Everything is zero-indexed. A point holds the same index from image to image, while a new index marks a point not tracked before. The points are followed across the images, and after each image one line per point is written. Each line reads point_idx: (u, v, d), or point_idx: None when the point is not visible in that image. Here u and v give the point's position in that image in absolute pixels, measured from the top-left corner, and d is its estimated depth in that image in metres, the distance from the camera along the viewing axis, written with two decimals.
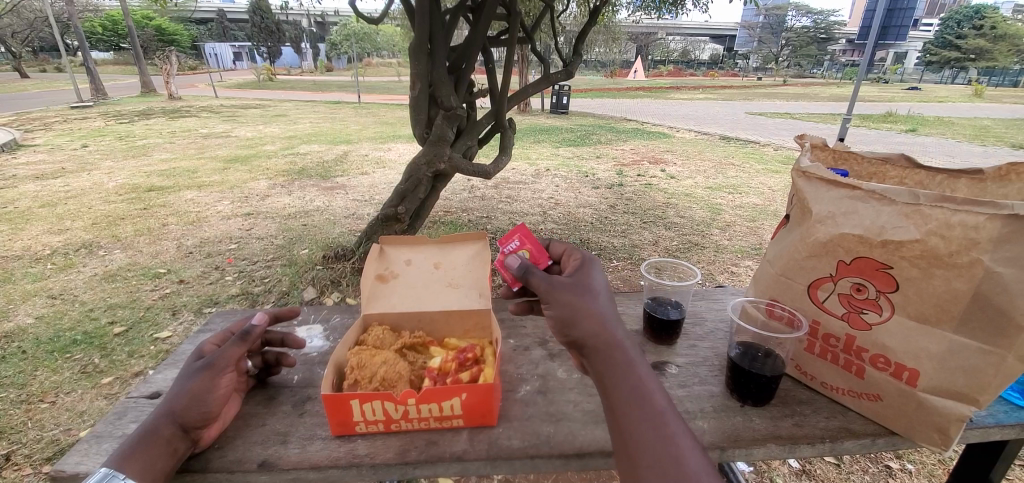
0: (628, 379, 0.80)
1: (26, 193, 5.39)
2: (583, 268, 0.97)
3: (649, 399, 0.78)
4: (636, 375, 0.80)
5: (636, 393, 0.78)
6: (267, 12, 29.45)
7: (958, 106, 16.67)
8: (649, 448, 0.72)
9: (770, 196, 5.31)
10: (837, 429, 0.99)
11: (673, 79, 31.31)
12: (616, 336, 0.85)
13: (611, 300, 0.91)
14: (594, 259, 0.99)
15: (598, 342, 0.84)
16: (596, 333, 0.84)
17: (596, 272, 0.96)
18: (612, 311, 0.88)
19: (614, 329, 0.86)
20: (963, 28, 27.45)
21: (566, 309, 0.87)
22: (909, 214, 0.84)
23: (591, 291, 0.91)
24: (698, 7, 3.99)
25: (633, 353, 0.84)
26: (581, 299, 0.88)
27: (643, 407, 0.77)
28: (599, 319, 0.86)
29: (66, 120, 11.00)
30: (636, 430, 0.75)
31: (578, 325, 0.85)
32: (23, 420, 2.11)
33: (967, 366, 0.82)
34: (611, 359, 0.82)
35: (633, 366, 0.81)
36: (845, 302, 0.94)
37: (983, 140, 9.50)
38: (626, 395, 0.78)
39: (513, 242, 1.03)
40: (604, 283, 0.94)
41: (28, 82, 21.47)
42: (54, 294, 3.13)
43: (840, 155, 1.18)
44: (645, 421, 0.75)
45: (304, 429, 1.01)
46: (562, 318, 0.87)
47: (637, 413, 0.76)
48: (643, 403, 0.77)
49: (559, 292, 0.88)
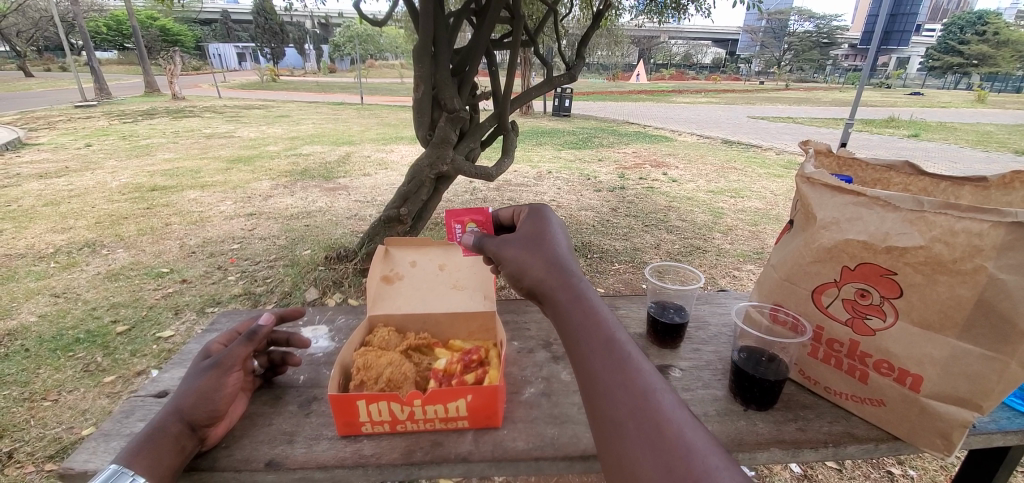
0: (580, 313, 0.80)
1: (29, 192, 5.41)
2: (529, 220, 1.00)
3: (604, 329, 0.77)
4: (587, 307, 0.81)
5: (588, 324, 0.78)
6: (271, 14, 29.58)
7: (961, 111, 16.65)
8: (609, 377, 0.71)
9: (772, 201, 5.30)
10: (840, 433, 0.99)
11: (675, 82, 31.36)
12: (564, 274, 0.86)
13: (560, 244, 0.93)
14: (542, 209, 1.02)
15: (548, 286, 0.86)
16: (543, 279, 0.87)
17: (542, 221, 0.99)
18: (559, 253, 0.91)
19: (561, 268, 0.88)
20: (967, 34, 27.42)
21: (514, 265, 0.92)
22: (913, 221, 0.85)
23: (536, 241, 0.94)
24: (701, 12, 4.00)
25: (585, 288, 0.85)
26: (526, 251, 0.92)
27: (598, 337, 0.76)
28: (544, 264, 0.89)
29: (71, 119, 11.06)
30: (595, 362, 0.74)
31: (526, 274, 0.90)
32: (25, 418, 2.12)
33: (970, 371, 0.83)
34: (562, 298, 0.84)
35: (584, 300, 0.82)
36: (849, 307, 0.95)
37: (986, 145, 9.49)
38: (580, 329, 0.78)
39: (457, 224, 1.12)
40: (553, 229, 0.97)
41: (33, 81, 21.57)
42: (57, 293, 3.14)
43: (845, 161, 1.18)
44: (603, 351, 0.74)
45: (310, 429, 1.02)
46: (514, 274, 0.92)
47: (594, 344, 0.76)
48: (600, 333, 0.77)
49: (505, 253, 0.95)
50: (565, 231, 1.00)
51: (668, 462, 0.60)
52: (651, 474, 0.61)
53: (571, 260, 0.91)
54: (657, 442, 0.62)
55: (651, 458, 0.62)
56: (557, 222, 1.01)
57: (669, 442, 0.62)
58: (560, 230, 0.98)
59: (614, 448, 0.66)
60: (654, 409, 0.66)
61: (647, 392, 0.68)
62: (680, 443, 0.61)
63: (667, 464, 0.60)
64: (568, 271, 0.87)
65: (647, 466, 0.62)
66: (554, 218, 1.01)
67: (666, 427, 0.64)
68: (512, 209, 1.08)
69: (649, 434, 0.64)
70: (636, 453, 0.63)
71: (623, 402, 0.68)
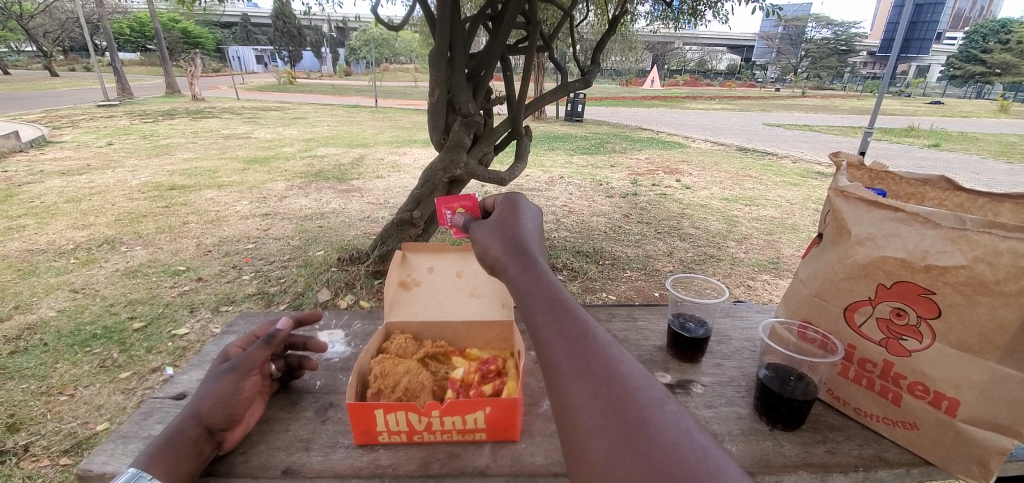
0: (529, 276, 0.79)
1: (52, 189, 5.54)
2: (500, 206, 1.01)
3: (551, 287, 0.76)
4: (538, 271, 0.79)
5: (536, 284, 0.77)
6: (289, 18, 30.11)
7: (984, 121, 16.29)
8: (549, 324, 0.70)
9: (788, 209, 5.21)
10: (871, 457, 0.96)
11: (689, 88, 31.15)
12: (520, 247, 0.86)
13: (526, 224, 0.93)
14: (513, 193, 1.02)
15: (503, 259, 0.85)
16: (500, 255, 0.87)
17: (511, 204, 0.99)
18: (520, 230, 0.90)
19: (518, 243, 0.86)
20: (990, 43, 26.85)
21: (478, 246, 0.93)
22: (955, 239, 0.81)
23: (502, 223, 0.94)
24: (719, 18, 3.94)
25: (540, 257, 0.84)
26: (488, 233, 0.93)
27: (543, 293, 0.75)
28: (503, 241, 0.89)
29: (93, 118, 11.34)
30: (538, 314, 0.72)
31: (487, 253, 0.89)
32: (43, 412, 2.15)
33: (1011, 397, 0.79)
34: (514, 267, 0.82)
35: (533, 265, 0.81)
36: (884, 327, 0.92)
37: (1010, 156, 9.25)
38: (527, 290, 0.77)
39: (447, 212, 1.18)
40: (521, 211, 0.97)
41: (60, 81, 22.17)
42: (76, 289, 3.20)
43: (876, 175, 1.15)
44: (546, 303, 0.73)
45: (327, 436, 1.01)
46: (479, 253, 0.92)
47: (538, 299, 0.74)
48: (545, 290, 0.75)
49: (473, 236, 0.96)
50: (537, 213, 1.00)
51: (597, 390, 0.61)
52: (582, 402, 0.61)
53: (532, 237, 0.90)
54: (589, 374, 0.62)
55: (583, 389, 0.61)
56: (529, 205, 1.02)
57: (599, 372, 0.62)
58: (530, 212, 0.98)
59: (551, 387, 0.65)
60: (591, 347, 0.65)
61: (585, 334, 0.68)
62: (610, 371, 0.62)
63: (597, 392, 0.60)
64: (524, 243, 0.87)
65: (579, 396, 0.61)
66: (524, 202, 1.01)
67: (597, 359, 0.64)
68: (492, 198, 1.10)
69: (582, 367, 0.63)
70: (570, 387, 0.63)
71: (560, 344, 0.67)
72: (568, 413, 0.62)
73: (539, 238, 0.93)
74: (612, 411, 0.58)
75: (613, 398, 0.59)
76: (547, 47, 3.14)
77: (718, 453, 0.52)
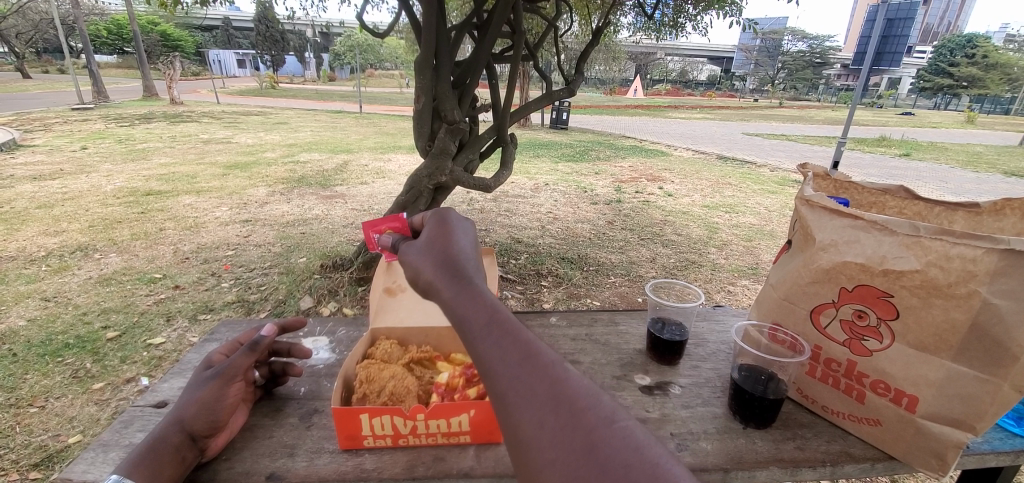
0: (464, 300, 0.72)
1: (23, 194, 5.37)
2: (430, 221, 0.92)
3: (490, 308, 0.70)
4: (474, 292, 0.73)
5: (472, 307, 0.71)
6: (272, 22, 29.78)
7: (950, 132, 16.95)
8: (492, 349, 0.65)
9: (766, 217, 5.35)
10: (838, 453, 1.00)
11: (671, 98, 31.74)
12: (455, 267, 0.78)
13: (459, 242, 0.85)
14: (444, 208, 0.93)
15: (436, 284, 0.77)
16: (432, 277, 0.78)
17: (443, 220, 0.90)
18: (452, 249, 0.82)
19: (450, 264, 0.79)
20: (955, 57, 28.03)
21: (408, 269, 0.84)
22: (910, 245, 0.87)
23: (432, 241, 0.86)
24: (699, 31, 4.07)
25: (475, 279, 0.76)
26: (418, 254, 0.85)
27: (482, 317, 0.69)
28: (434, 262, 0.81)
29: (67, 122, 11.02)
30: (480, 339, 0.67)
31: (419, 276, 0.81)
32: (11, 425, 2.08)
33: (964, 393, 0.85)
34: (448, 292, 0.75)
35: (468, 287, 0.74)
36: (847, 328, 0.97)
37: (976, 166, 9.64)
38: (463, 315, 0.71)
39: (375, 235, 1.08)
40: (455, 228, 0.89)
41: (32, 83, 21.54)
42: (47, 297, 3.11)
43: (841, 184, 1.21)
44: (485, 326, 0.68)
45: (311, 442, 1.01)
46: (410, 277, 0.83)
47: (478, 321, 0.69)
48: (483, 314, 0.69)
49: (404, 257, 0.87)
50: (472, 227, 0.92)
51: (545, 418, 0.58)
52: (532, 431, 0.58)
53: (468, 256, 0.82)
54: (536, 400, 0.59)
55: (532, 417, 0.58)
56: (464, 221, 0.93)
57: (547, 397, 0.59)
58: (464, 227, 0.90)
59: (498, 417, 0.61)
60: (538, 368, 0.62)
61: (530, 356, 0.64)
62: (558, 393, 0.59)
63: (545, 421, 0.58)
64: (460, 264, 0.79)
65: (528, 425, 0.58)
66: (458, 217, 0.93)
67: (546, 382, 0.60)
68: (419, 213, 0.99)
69: (528, 396, 0.60)
70: (519, 416, 0.59)
71: (504, 373, 0.62)
72: (518, 444, 0.58)
73: (477, 255, 0.85)
74: (563, 438, 0.56)
75: (562, 423, 0.57)
76: (531, 56, 3.18)
77: (672, 466, 0.52)
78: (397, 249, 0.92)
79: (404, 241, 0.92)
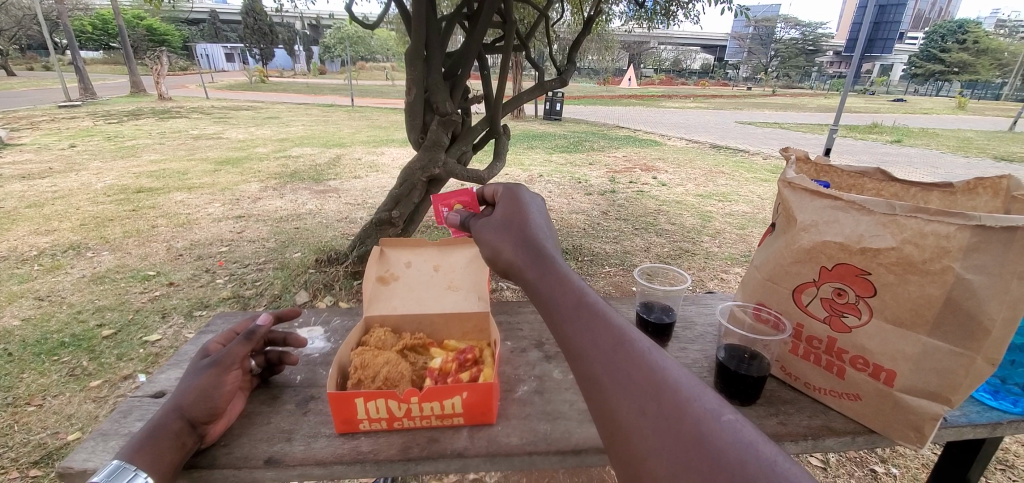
0: (548, 282, 0.76)
1: (11, 193, 5.31)
2: (503, 200, 0.97)
3: (576, 292, 0.73)
4: (556, 274, 0.77)
5: (556, 289, 0.75)
6: (260, 15, 29.31)
7: (943, 118, 17.04)
8: (581, 333, 0.68)
9: (759, 205, 5.39)
10: (819, 427, 1.04)
11: (665, 87, 31.71)
12: (534, 247, 0.82)
13: (535, 221, 0.90)
14: (515, 186, 0.98)
15: (518, 265, 0.82)
16: (514, 258, 0.84)
17: (514, 199, 0.96)
18: (529, 229, 0.87)
19: (529, 244, 0.84)
20: (947, 43, 28.05)
21: (487, 248, 0.90)
22: (886, 224, 0.89)
23: (506, 220, 0.91)
24: (690, 19, 4.07)
25: (556, 259, 0.80)
26: (494, 232, 0.90)
27: (568, 300, 0.72)
28: (513, 243, 0.86)
29: (54, 119, 10.88)
30: (568, 324, 0.70)
31: (499, 255, 0.87)
32: (8, 423, 2.09)
33: (940, 366, 0.88)
34: (531, 272, 0.80)
35: (553, 267, 0.78)
36: (827, 306, 1.00)
37: (966, 151, 9.73)
38: (549, 296, 0.74)
39: (445, 207, 1.19)
40: (527, 206, 0.94)
41: (16, 80, 21.18)
42: (41, 296, 3.11)
43: (822, 168, 1.24)
44: (572, 310, 0.71)
45: (308, 427, 1.04)
46: (488, 256, 0.89)
47: (564, 304, 0.72)
48: (570, 298, 0.72)
49: (481, 235, 0.93)
50: (543, 207, 0.97)
51: (645, 406, 0.58)
52: (632, 418, 0.59)
53: (545, 236, 0.87)
54: (632, 387, 0.60)
55: (630, 405, 0.59)
56: (534, 199, 0.99)
57: (645, 386, 0.60)
58: (535, 206, 0.95)
59: (594, 402, 0.64)
60: (631, 357, 0.63)
61: (621, 342, 0.65)
62: (655, 383, 0.59)
63: (645, 408, 0.58)
64: (538, 245, 0.83)
65: (626, 411, 0.59)
66: (529, 196, 0.98)
67: (641, 371, 0.61)
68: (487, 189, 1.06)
69: (626, 383, 0.61)
70: (615, 402, 0.61)
71: (597, 357, 0.65)
72: (617, 430, 0.60)
73: (551, 234, 0.90)
74: (666, 427, 0.56)
75: (664, 412, 0.57)
76: (523, 46, 3.15)
77: (789, 465, 0.50)
78: (470, 226, 0.99)
79: (477, 219, 0.99)
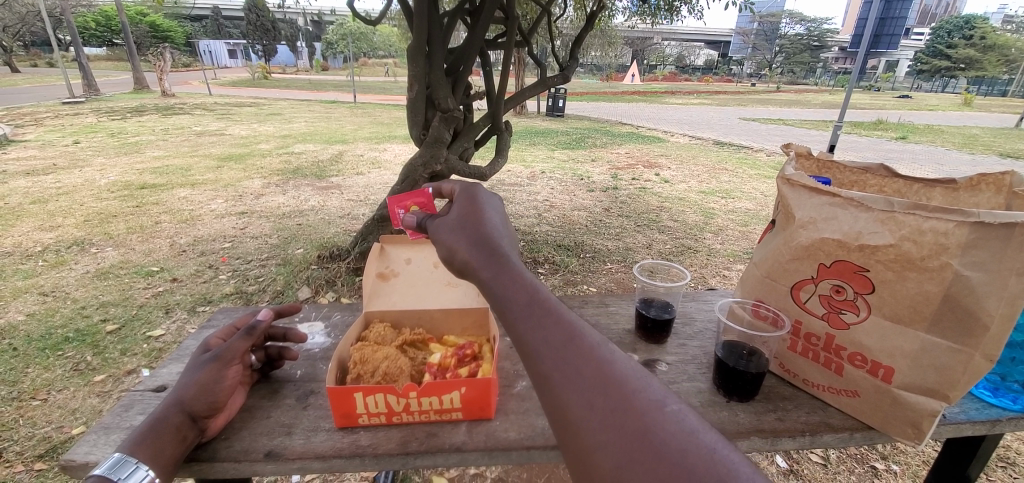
0: (503, 281, 0.75)
1: (15, 189, 5.33)
2: (460, 199, 0.96)
3: (530, 289, 0.72)
4: (510, 274, 0.76)
5: (510, 288, 0.73)
6: (263, 11, 29.26)
7: (948, 115, 16.92)
8: (533, 330, 0.67)
9: (762, 202, 5.37)
10: (817, 423, 1.04)
11: (668, 83, 31.54)
12: (489, 247, 0.81)
13: (492, 221, 0.89)
14: (474, 184, 0.97)
15: (473, 264, 0.81)
16: (468, 257, 0.82)
17: (472, 198, 0.95)
18: (485, 227, 0.86)
19: (484, 243, 0.82)
20: (953, 38, 27.81)
21: (443, 248, 0.88)
22: (884, 220, 0.89)
23: (462, 219, 0.90)
24: (694, 14, 4.04)
25: (513, 260, 0.79)
26: (450, 231, 0.89)
27: (522, 298, 0.71)
28: (468, 242, 0.84)
29: (58, 116, 10.91)
30: (520, 322, 0.69)
31: (454, 254, 0.85)
32: (14, 418, 2.11)
33: (938, 363, 0.88)
34: (485, 272, 0.79)
35: (508, 267, 0.77)
36: (825, 303, 1.00)
37: (972, 148, 9.66)
38: (503, 296, 0.73)
39: (400, 210, 1.15)
40: (483, 205, 0.93)
41: (20, 77, 21.22)
42: (45, 292, 3.12)
43: (824, 164, 1.24)
44: (525, 307, 0.70)
45: (308, 421, 1.04)
46: (444, 256, 0.88)
47: (519, 302, 0.71)
48: (523, 295, 0.71)
49: (437, 236, 0.92)
50: (501, 207, 0.96)
51: (593, 400, 0.58)
52: (580, 411, 0.58)
53: (501, 235, 0.86)
54: (581, 380, 0.60)
55: (580, 399, 0.59)
56: (492, 198, 0.98)
57: (592, 378, 0.59)
58: (493, 206, 0.95)
59: (544, 398, 0.62)
60: (582, 351, 0.63)
61: (572, 337, 0.65)
62: (605, 376, 0.59)
63: (593, 402, 0.58)
64: (494, 243, 0.82)
65: (575, 406, 0.59)
66: (487, 194, 0.97)
67: (591, 365, 0.61)
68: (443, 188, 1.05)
69: (574, 378, 0.60)
70: (565, 397, 0.60)
71: (548, 353, 0.64)
72: (566, 425, 0.59)
73: (508, 234, 0.89)
74: (613, 421, 0.56)
75: (613, 406, 0.57)
76: (525, 42, 3.14)
77: (729, 452, 0.51)
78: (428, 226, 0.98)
79: (435, 219, 0.98)
